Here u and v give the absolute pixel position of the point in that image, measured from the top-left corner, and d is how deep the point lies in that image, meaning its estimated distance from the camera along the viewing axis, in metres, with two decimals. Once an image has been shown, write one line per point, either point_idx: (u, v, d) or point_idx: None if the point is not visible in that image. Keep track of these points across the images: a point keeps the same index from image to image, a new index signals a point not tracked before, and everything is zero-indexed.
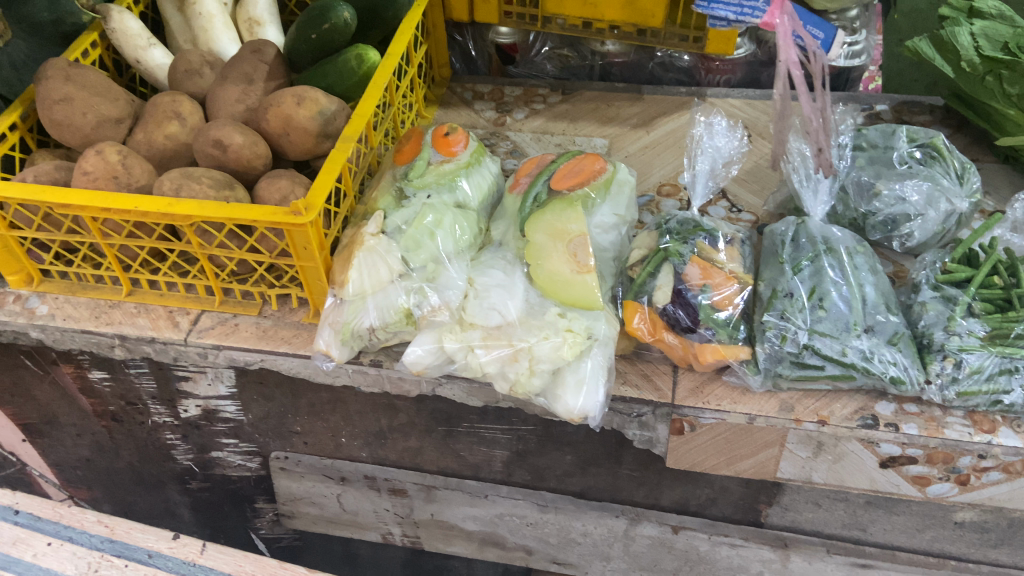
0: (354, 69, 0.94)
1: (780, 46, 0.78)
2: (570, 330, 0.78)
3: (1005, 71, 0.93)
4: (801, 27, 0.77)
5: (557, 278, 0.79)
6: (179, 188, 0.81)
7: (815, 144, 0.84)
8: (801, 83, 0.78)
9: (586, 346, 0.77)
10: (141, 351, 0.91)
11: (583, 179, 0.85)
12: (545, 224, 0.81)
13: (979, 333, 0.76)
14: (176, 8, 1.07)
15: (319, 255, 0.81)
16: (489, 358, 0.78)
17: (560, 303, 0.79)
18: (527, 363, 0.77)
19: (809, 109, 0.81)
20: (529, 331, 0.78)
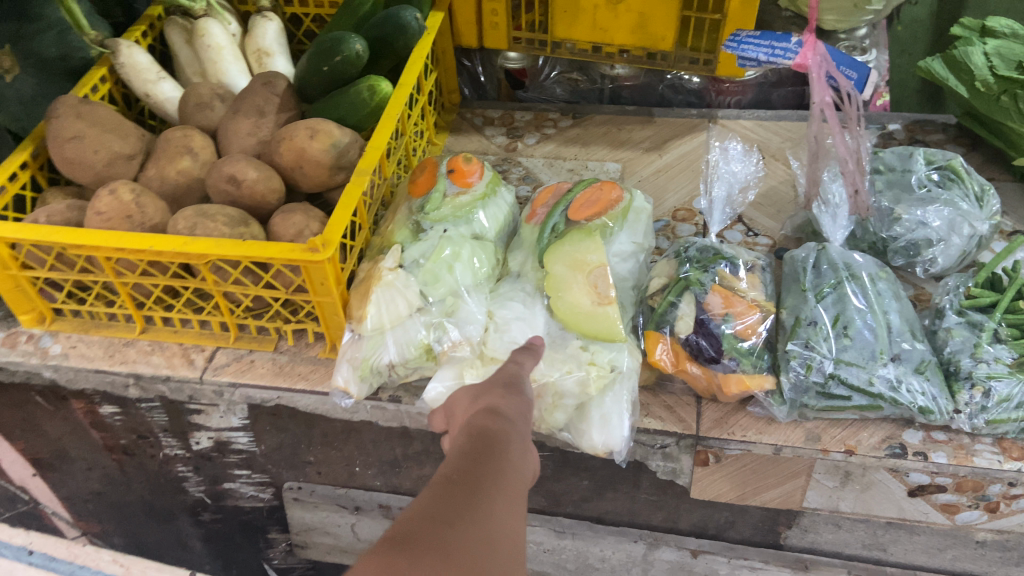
0: (366, 99, 0.93)
1: (814, 85, 0.79)
2: (594, 364, 0.77)
3: (1021, 90, 0.92)
4: (834, 68, 0.79)
5: (577, 309, 0.79)
6: (194, 226, 0.80)
7: (851, 186, 0.83)
8: (835, 119, 0.79)
9: (609, 380, 0.76)
10: (155, 389, 0.90)
11: (600, 209, 0.85)
12: (564, 256, 0.81)
13: (1007, 359, 0.75)
14: (185, 41, 1.07)
15: (337, 290, 0.80)
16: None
17: (581, 335, 0.78)
18: (551, 398, 0.76)
19: (844, 149, 0.80)
20: (552, 365, 0.77)
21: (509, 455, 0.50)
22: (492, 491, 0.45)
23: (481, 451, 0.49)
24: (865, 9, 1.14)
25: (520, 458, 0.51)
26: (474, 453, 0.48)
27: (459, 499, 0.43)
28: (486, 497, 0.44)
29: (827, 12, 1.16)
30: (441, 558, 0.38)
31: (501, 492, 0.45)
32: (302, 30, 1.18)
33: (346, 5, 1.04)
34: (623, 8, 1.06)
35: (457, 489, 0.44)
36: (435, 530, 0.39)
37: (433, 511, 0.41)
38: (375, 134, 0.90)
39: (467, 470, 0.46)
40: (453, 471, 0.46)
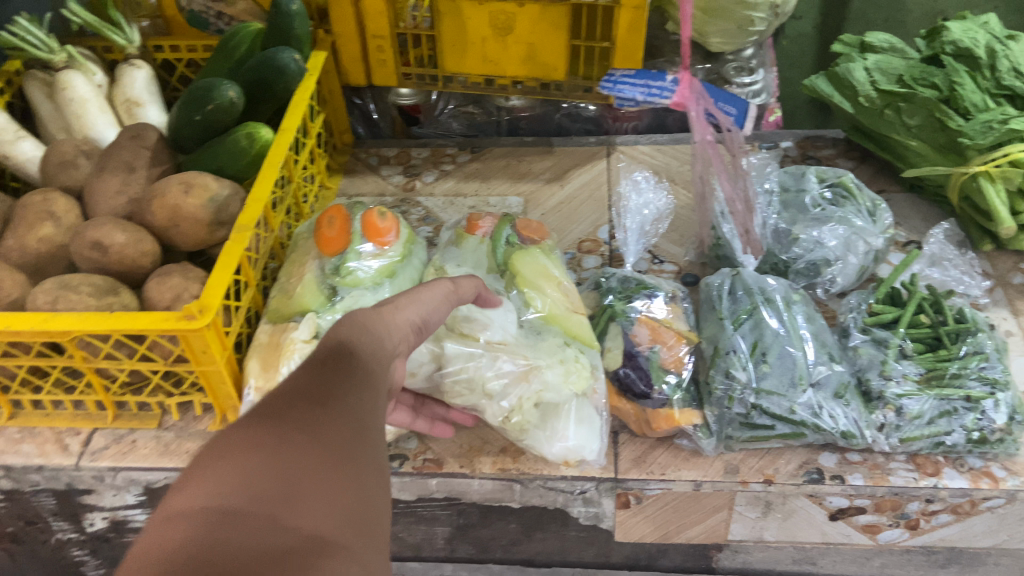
0: (246, 148, 0.87)
1: (694, 126, 0.78)
2: (578, 361, 0.74)
3: (902, 103, 0.94)
4: (713, 106, 0.78)
5: (556, 309, 0.78)
6: (55, 300, 0.73)
7: (742, 227, 0.79)
8: (717, 162, 0.78)
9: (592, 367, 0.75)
10: (29, 480, 0.83)
11: (542, 235, 0.86)
12: (530, 262, 0.80)
13: (914, 376, 0.74)
14: (46, 95, 1.00)
15: (222, 358, 0.74)
16: (497, 375, 0.72)
17: (563, 333, 0.76)
18: (540, 381, 0.72)
19: (730, 186, 0.78)
20: (540, 351, 0.73)
21: (378, 355, 0.50)
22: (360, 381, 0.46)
23: (355, 347, 0.49)
24: (749, 31, 1.16)
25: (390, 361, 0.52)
26: (353, 348, 0.49)
27: (327, 389, 0.44)
28: (352, 385, 0.45)
29: (714, 34, 1.16)
30: (310, 445, 0.39)
31: (371, 387, 0.47)
32: (176, 76, 1.12)
33: (220, 49, 0.99)
34: (512, 40, 1.04)
35: (325, 379, 0.45)
36: (304, 412, 0.41)
37: (300, 398, 0.42)
38: (256, 186, 0.85)
39: (339, 359, 0.47)
40: (330, 358, 0.47)
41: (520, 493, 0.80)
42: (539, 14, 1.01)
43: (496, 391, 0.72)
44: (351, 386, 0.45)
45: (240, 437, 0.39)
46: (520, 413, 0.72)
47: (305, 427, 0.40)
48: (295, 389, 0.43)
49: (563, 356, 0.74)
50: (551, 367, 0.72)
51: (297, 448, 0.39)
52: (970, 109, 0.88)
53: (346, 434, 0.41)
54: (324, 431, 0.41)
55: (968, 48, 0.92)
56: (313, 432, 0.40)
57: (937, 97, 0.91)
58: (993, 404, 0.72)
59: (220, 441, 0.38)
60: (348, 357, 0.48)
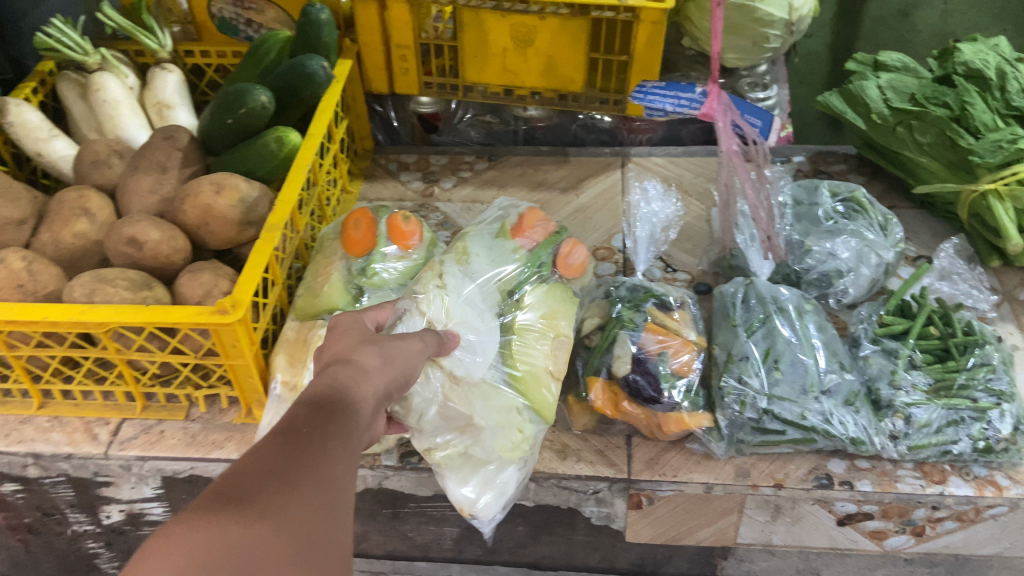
0: (275, 152, 0.90)
1: (720, 134, 0.81)
2: (522, 432, 0.74)
3: (915, 121, 0.96)
4: (739, 117, 0.81)
5: (535, 361, 0.76)
6: (92, 293, 0.75)
7: (764, 233, 0.82)
8: (743, 168, 0.80)
9: (528, 442, 0.74)
10: (57, 468, 0.85)
11: (577, 274, 0.85)
12: (545, 302, 0.80)
13: (923, 386, 0.77)
14: (79, 96, 1.03)
15: (250, 352, 0.76)
16: (439, 415, 0.70)
17: (524, 398, 0.75)
18: (473, 435, 0.72)
19: (753, 191, 0.81)
20: (489, 405, 0.72)
21: (357, 423, 0.49)
22: (334, 459, 0.44)
23: (332, 412, 0.47)
24: (764, 47, 1.19)
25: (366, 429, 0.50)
26: (331, 415, 0.47)
27: (300, 465, 0.42)
28: (326, 462, 0.43)
29: (730, 50, 1.19)
30: (278, 539, 0.37)
31: (347, 456, 0.45)
32: (205, 81, 1.15)
33: (250, 56, 1.02)
34: (532, 52, 1.07)
35: (296, 452, 0.43)
36: (273, 494, 0.39)
37: (269, 474, 0.40)
38: (284, 188, 0.87)
39: (311, 429, 0.45)
40: (302, 428, 0.45)
41: (534, 492, 0.82)
42: (559, 27, 1.03)
43: (432, 427, 0.71)
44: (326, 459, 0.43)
45: (199, 522, 0.36)
46: (445, 449, 0.72)
47: (277, 511, 0.38)
48: (269, 458, 0.42)
49: (500, 423, 0.73)
50: (483, 432, 0.72)
51: (262, 541, 0.37)
52: (980, 128, 0.90)
53: (314, 525, 0.39)
54: (294, 516, 0.39)
55: (978, 70, 0.95)
56: (282, 520, 0.38)
57: (948, 116, 0.93)
58: (999, 414, 0.74)
59: (177, 525, 0.36)
60: (327, 422, 0.46)
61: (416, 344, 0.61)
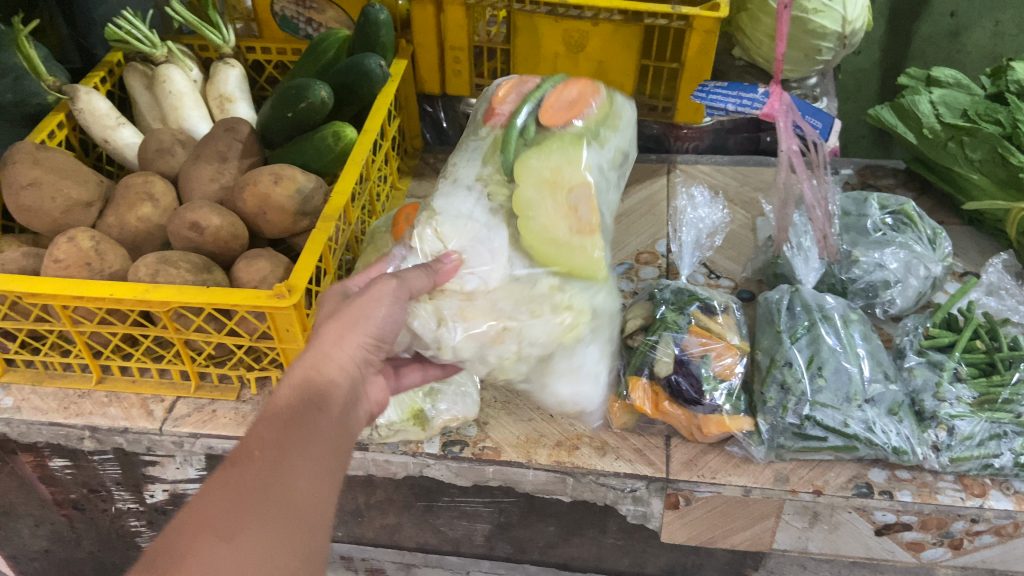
0: (331, 145, 0.93)
1: (782, 136, 0.80)
2: (569, 307, 0.67)
3: (966, 137, 0.96)
4: (799, 118, 0.80)
5: (552, 239, 0.64)
6: (155, 273, 0.78)
7: (819, 232, 0.84)
8: (804, 169, 0.80)
9: (583, 317, 0.68)
10: (111, 442, 0.88)
11: (575, 112, 0.68)
12: (537, 165, 0.64)
13: (967, 399, 0.77)
14: (145, 86, 1.06)
15: (303, 337, 0.79)
16: (468, 339, 0.66)
17: (555, 272, 0.66)
18: (525, 338, 0.67)
19: (812, 194, 0.81)
20: (521, 303, 0.66)
21: (316, 433, 0.55)
22: (280, 490, 0.51)
23: (288, 433, 0.54)
24: (815, 59, 1.20)
25: (332, 429, 0.56)
26: (286, 439, 0.53)
27: (241, 514, 0.49)
28: (270, 503, 0.50)
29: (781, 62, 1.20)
30: None
31: (300, 467, 0.53)
32: (264, 76, 1.19)
33: (309, 52, 1.05)
34: (584, 57, 1.08)
35: (241, 496, 0.50)
36: (211, 553, 0.47)
37: (206, 528, 0.48)
38: (340, 180, 0.89)
39: (262, 462, 0.52)
40: (255, 461, 0.52)
41: (572, 487, 0.82)
42: (611, 33, 1.04)
43: (475, 355, 0.67)
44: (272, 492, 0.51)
45: None
46: (508, 373, 0.70)
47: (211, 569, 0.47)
48: (216, 502, 0.50)
49: (538, 311, 0.66)
50: (527, 332, 0.66)
51: None
52: None
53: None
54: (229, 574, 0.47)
55: None
56: None
57: (1000, 133, 0.94)
58: None
59: None
60: (283, 435, 0.53)
61: (387, 290, 0.61)
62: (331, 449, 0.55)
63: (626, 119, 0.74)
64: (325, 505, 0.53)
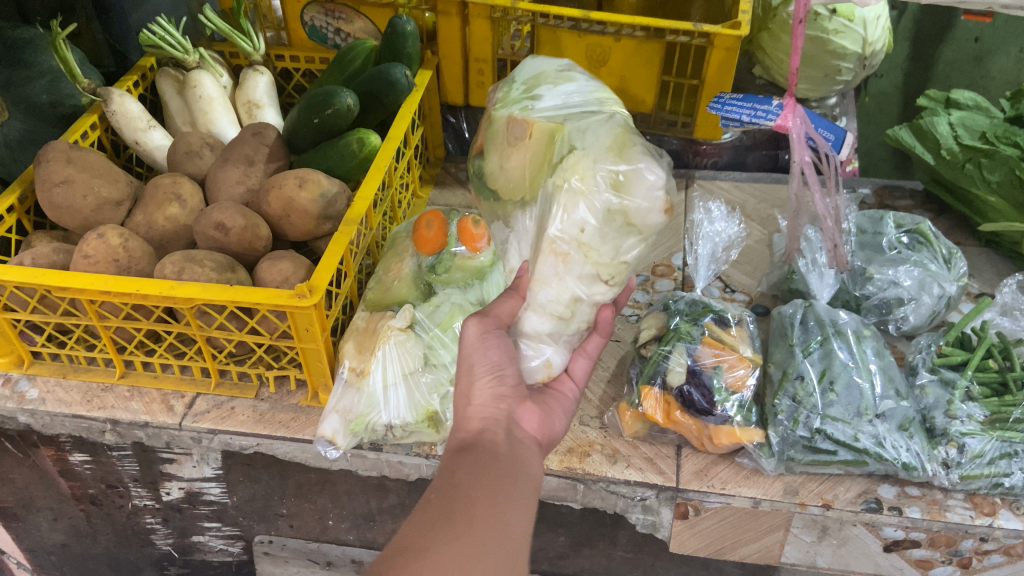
0: (355, 152, 0.94)
1: (794, 145, 0.77)
2: (565, 165, 0.68)
3: (984, 159, 0.97)
4: (813, 129, 0.77)
5: (529, 171, 0.71)
6: (181, 271, 0.80)
7: (830, 242, 0.83)
8: (815, 180, 0.78)
9: (585, 163, 0.68)
10: (132, 435, 0.90)
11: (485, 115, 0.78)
12: (490, 158, 0.75)
13: (979, 417, 0.77)
14: (176, 91, 1.09)
15: (321, 337, 0.80)
16: (549, 286, 0.71)
17: (547, 167, 0.70)
18: (571, 224, 0.68)
19: (823, 204, 0.79)
20: (542, 221, 0.70)
21: (488, 467, 0.58)
22: (464, 512, 0.54)
23: (461, 472, 0.58)
24: (835, 80, 1.21)
25: (502, 461, 0.60)
26: (461, 477, 0.57)
27: (432, 534, 0.52)
28: (456, 521, 0.53)
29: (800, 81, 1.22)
30: None
31: (478, 493, 0.56)
32: (292, 84, 1.22)
33: (337, 61, 1.07)
34: (606, 71, 1.09)
35: (427, 523, 0.53)
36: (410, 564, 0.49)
37: (405, 550, 0.51)
38: (363, 185, 0.91)
39: (443, 497, 0.55)
40: (437, 499, 0.55)
41: (582, 494, 0.83)
42: (634, 49, 1.05)
43: (571, 283, 0.71)
44: (454, 513, 0.54)
45: None
46: (606, 257, 0.70)
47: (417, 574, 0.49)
48: (411, 532, 0.53)
49: (556, 201, 0.68)
50: (563, 222, 0.68)
51: None
52: None
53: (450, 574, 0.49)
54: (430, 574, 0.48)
55: None
56: None
57: (1018, 156, 0.94)
58: None
59: None
60: (457, 476, 0.57)
61: (473, 329, 0.67)
62: (504, 479, 0.58)
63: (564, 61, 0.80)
64: (512, 527, 0.55)
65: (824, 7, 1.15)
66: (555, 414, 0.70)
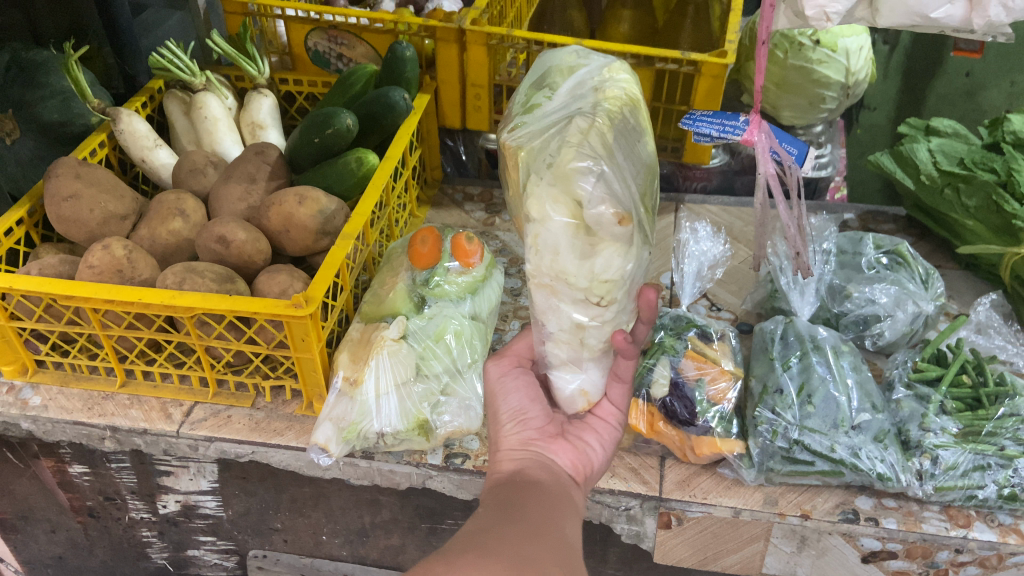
0: (354, 170, 0.98)
1: (758, 160, 0.74)
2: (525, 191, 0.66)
3: (962, 184, 1.00)
4: (779, 143, 0.74)
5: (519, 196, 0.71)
6: (182, 281, 0.83)
7: (793, 250, 0.77)
8: (780, 194, 0.73)
9: (539, 192, 0.65)
10: (130, 443, 0.92)
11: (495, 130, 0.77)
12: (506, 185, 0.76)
13: (953, 430, 0.79)
14: (183, 112, 1.12)
15: (317, 347, 0.83)
16: (549, 320, 0.70)
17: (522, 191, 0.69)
18: (545, 257, 0.66)
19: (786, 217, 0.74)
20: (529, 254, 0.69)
21: (536, 487, 0.64)
22: (523, 513, 0.60)
23: (513, 491, 0.63)
24: (820, 108, 1.26)
25: (549, 486, 0.65)
26: (516, 493, 0.63)
27: (493, 523, 0.57)
28: (515, 517, 0.59)
29: (786, 107, 1.27)
30: (490, 560, 0.52)
31: (534, 504, 0.61)
32: (295, 106, 1.26)
33: (339, 84, 1.11)
34: None
35: (489, 519, 0.58)
36: (478, 539, 0.55)
37: (471, 532, 0.56)
38: (361, 202, 0.95)
39: (500, 504, 0.61)
40: (494, 506, 0.61)
41: None
42: None
43: (567, 310, 0.69)
44: (510, 511, 0.60)
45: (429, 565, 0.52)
46: (583, 279, 0.66)
47: (482, 545, 0.54)
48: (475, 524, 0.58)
49: (528, 235, 0.67)
50: (535, 259, 0.67)
51: (470, 564, 0.51)
52: None
53: (514, 548, 0.54)
54: (497, 547, 0.54)
55: None
56: (484, 551, 0.53)
57: (995, 181, 0.97)
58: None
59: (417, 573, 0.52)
60: (512, 494, 0.63)
61: (494, 371, 0.77)
62: (552, 496, 0.64)
63: (568, 61, 0.75)
64: (568, 530, 0.60)
65: (808, 38, 1.21)
66: (591, 447, 0.73)
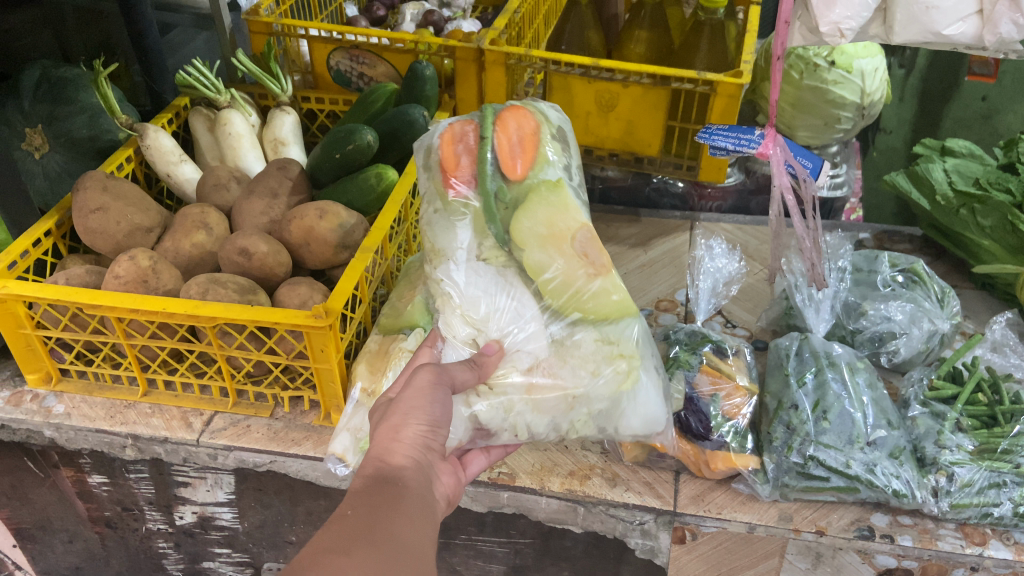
0: (373, 186, 1.00)
1: (773, 172, 0.76)
2: (619, 351, 0.75)
3: (977, 205, 1.01)
4: (794, 156, 0.76)
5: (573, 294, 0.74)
6: (205, 292, 0.85)
7: (808, 264, 0.79)
8: (794, 208, 0.75)
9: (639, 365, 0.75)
10: (151, 451, 0.94)
11: (525, 153, 0.78)
12: (537, 233, 0.74)
13: (968, 447, 0.79)
14: (207, 129, 1.15)
15: (335, 358, 0.84)
16: (535, 412, 0.73)
17: (592, 320, 0.75)
18: (597, 399, 0.74)
19: (802, 230, 0.77)
20: (580, 373, 0.74)
21: (410, 489, 0.57)
22: (386, 526, 0.53)
23: (384, 490, 0.56)
24: (835, 128, 1.28)
25: (422, 488, 0.58)
26: (387, 494, 0.56)
27: (349, 538, 0.51)
28: (377, 533, 0.52)
29: (801, 127, 1.29)
30: None
31: (402, 514, 0.55)
32: (317, 124, 1.29)
33: (359, 102, 1.13)
34: (614, 116, 1.14)
35: (346, 530, 0.52)
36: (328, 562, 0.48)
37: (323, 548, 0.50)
38: (380, 217, 0.96)
39: (365, 509, 0.54)
40: (358, 510, 0.54)
41: (582, 517, 0.85)
42: (640, 95, 1.10)
43: (548, 421, 0.74)
44: (376, 524, 0.53)
45: None
46: (587, 432, 0.76)
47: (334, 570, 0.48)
48: (332, 534, 0.51)
49: (598, 368, 0.74)
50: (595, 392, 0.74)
51: None
52: None
53: None
54: None
55: None
56: None
57: (1010, 202, 0.98)
58: None
59: None
60: (383, 494, 0.56)
61: (426, 377, 0.65)
62: (424, 506, 0.57)
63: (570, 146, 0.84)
64: (429, 550, 0.54)
65: (824, 59, 1.22)
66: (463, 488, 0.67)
